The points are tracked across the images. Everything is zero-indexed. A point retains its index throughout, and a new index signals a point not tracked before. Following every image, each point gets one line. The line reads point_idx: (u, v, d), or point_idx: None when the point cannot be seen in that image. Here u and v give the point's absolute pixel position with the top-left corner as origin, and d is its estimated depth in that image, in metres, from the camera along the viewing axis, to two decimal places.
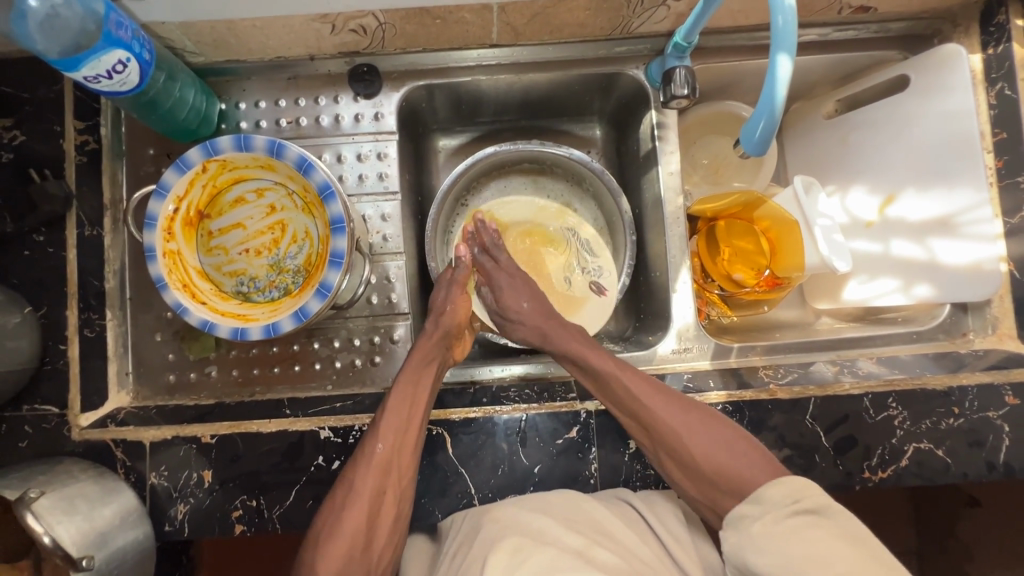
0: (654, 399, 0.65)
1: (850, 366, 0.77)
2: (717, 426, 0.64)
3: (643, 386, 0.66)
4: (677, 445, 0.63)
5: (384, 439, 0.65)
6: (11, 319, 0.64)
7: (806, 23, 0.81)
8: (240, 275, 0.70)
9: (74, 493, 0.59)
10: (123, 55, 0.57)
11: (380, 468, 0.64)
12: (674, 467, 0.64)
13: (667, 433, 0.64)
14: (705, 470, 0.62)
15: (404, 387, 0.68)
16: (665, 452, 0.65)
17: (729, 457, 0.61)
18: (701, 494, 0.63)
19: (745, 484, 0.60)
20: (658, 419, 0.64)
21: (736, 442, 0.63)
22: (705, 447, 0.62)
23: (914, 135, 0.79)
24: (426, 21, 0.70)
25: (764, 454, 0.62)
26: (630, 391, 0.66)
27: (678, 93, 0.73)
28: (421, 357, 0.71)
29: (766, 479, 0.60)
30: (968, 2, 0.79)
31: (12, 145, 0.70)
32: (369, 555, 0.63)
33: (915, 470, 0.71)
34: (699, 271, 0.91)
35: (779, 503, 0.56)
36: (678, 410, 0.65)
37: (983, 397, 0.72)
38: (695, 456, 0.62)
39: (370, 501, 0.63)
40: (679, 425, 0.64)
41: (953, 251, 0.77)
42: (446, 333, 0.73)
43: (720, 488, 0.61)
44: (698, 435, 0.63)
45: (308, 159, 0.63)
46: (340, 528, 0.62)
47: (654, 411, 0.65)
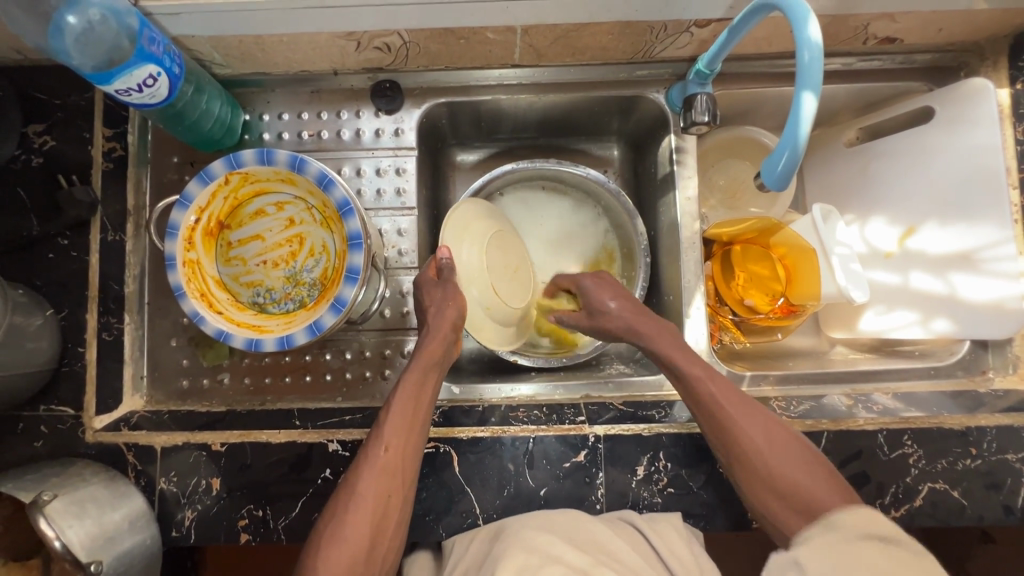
0: (736, 410, 0.64)
1: (866, 401, 0.75)
2: (795, 442, 0.63)
3: (725, 391, 0.65)
4: (753, 454, 0.62)
5: (388, 443, 0.64)
6: (33, 321, 0.65)
7: (829, 52, 0.80)
8: (257, 286, 0.71)
9: (85, 497, 0.60)
10: (154, 70, 0.58)
11: (384, 472, 0.63)
12: (742, 473, 0.62)
13: (735, 437, 0.63)
14: (779, 487, 0.60)
15: (411, 388, 0.68)
16: (740, 466, 0.63)
17: (810, 479, 0.60)
18: (768, 514, 0.61)
19: (819, 506, 0.58)
20: (733, 424, 0.63)
21: (816, 468, 0.61)
22: (782, 464, 0.61)
23: (938, 167, 0.78)
24: (450, 40, 0.71)
25: (833, 477, 0.61)
26: (713, 397, 0.65)
27: (698, 120, 0.73)
28: (428, 360, 0.70)
29: (839, 499, 0.58)
30: (996, 36, 0.78)
31: (42, 149, 0.72)
32: (372, 563, 0.61)
33: (930, 510, 0.69)
34: (712, 294, 0.91)
35: (851, 528, 0.51)
36: (759, 422, 0.64)
37: (1003, 438, 0.70)
38: (768, 465, 0.61)
39: (373, 506, 0.62)
40: (759, 438, 0.62)
41: (976, 287, 0.75)
42: (452, 327, 0.69)
43: (791, 505, 0.59)
44: (777, 454, 0.61)
45: (328, 175, 0.64)
46: (343, 535, 0.60)
47: (729, 412, 0.64)
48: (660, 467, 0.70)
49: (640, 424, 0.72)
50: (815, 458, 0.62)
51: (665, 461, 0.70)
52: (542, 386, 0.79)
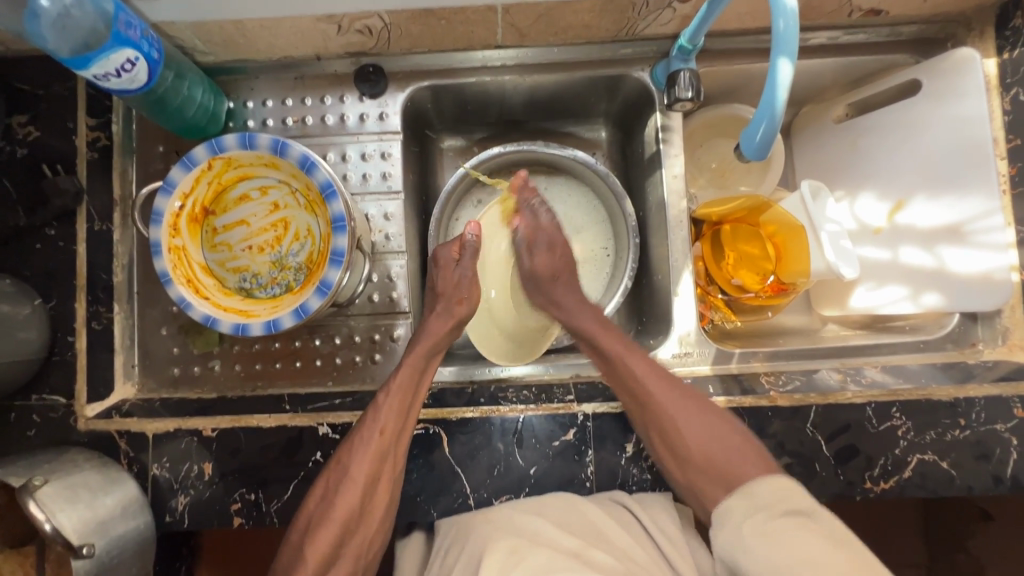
0: (654, 385, 0.68)
1: (856, 374, 0.75)
2: (715, 415, 0.67)
3: (648, 367, 0.69)
4: (669, 425, 0.66)
5: (383, 427, 0.65)
6: (22, 311, 0.66)
7: (815, 26, 0.80)
8: (243, 271, 0.71)
9: (77, 482, 0.60)
10: (132, 54, 0.58)
11: (378, 454, 0.64)
12: (669, 457, 0.66)
13: (659, 415, 0.67)
14: (697, 461, 0.65)
15: (408, 373, 0.69)
16: (656, 434, 0.67)
17: (733, 454, 0.64)
18: (692, 484, 0.66)
19: (734, 475, 0.63)
20: (652, 398, 0.67)
21: (732, 437, 0.65)
22: (700, 438, 0.65)
23: (926, 140, 0.77)
24: (431, 22, 0.70)
25: (753, 445, 0.65)
26: (634, 372, 0.69)
27: (682, 96, 0.72)
28: (428, 348, 0.71)
29: (756, 472, 0.62)
30: (982, 5, 0.77)
31: (27, 140, 0.72)
32: (362, 533, 0.64)
33: (919, 481, 0.69)
34: (702, 275, 0.90)
35: (767, 499, 0.58)
36: (679, 398, 0.68)
37: (991, 408, 0.70)
38: (687, 441, 0.65)
39: (367, 487, 0.64)
40: (677, 412, 0.67)
41: (963, 260, 0.75)
42: (459, 323, 0.74)
43: (713, 477, 0.64)
44: (699, 433, 0.66)
45: (310, 158, 0.64)
46: (332, 513, 0.63)
47: (651, 390, 0.68)
48: None
49: None
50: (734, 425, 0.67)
51: None
52: (534, 368, 0.79)
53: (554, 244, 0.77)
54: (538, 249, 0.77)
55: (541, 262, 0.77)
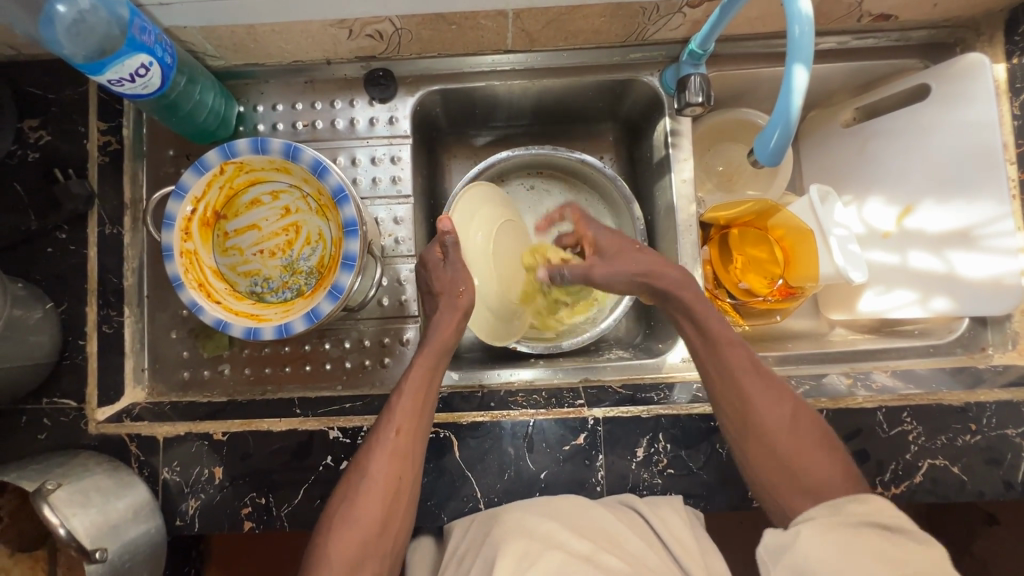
0: (754, 381, 0.62)
1: (865, 379, 0.75)
2: (813, 427, 0.61)
3: (748, 360, 0.64)
4: (760, 422, 0.61)
5: (398, 426, 0.64)
6: (33, 314, 0.66)
7: (824, 31, 0.80)
8: (254, 275, 0.71)
9: (89, 486, 0.60)
10: (146, 59, 0.58)
11: (396, 454, 0.63)
12: (750, 450, 0.61)
13: (746, 413, 0.62)
14: (788, 463, 0.59)
15: (422, 371, 0.67)
16: (741, 433, 0.62)
17: (820, 459, 0.58)
18: (774, 492, 0.59)
19: (823, 488, 0.56)
20: (748, 396, 0.62)
21: (831, 451, 0.59)
22: (796, 444, 0.59)
23: (935, 145, 0.77)
24: (442, 27, 0.70)
25: (844, 460, 0.59)
26: (732, 367, 0.64)
27: (692, 100, 0.72)
28: (439, 344, 0.69)
29: (847, 486, 0.56)
30: (992, 10, 0.78)
31: (38, 144, 0.72)
32: (384, 542, 0.61)
33: (929, 486, 0.69)
34: (712, 279, 0.89)
35: (851, 512, 0.50)
36: (779, 402, 0.62)
37: (1002, 413, 0.70)
38: (773, 440, 0.60)
39: (386, 489, 0.62)
40: (780, 415, 0.61)
41: (974, 265, 0.75)
42: (468, 311, 0.70)
43: (801, 486, 0.57)
44: (787, 433, 0.60)
45: (322, 163, 0.64)
46: (353, 516, 0.61)
47: (746, 384, 0.62)
48: (660, 449, 0.70)
49: (638, 406, 0.72)
50: (825, 434, 0.61)
51: (665, 442, 0.70)
52: (540, 371, 0.80)
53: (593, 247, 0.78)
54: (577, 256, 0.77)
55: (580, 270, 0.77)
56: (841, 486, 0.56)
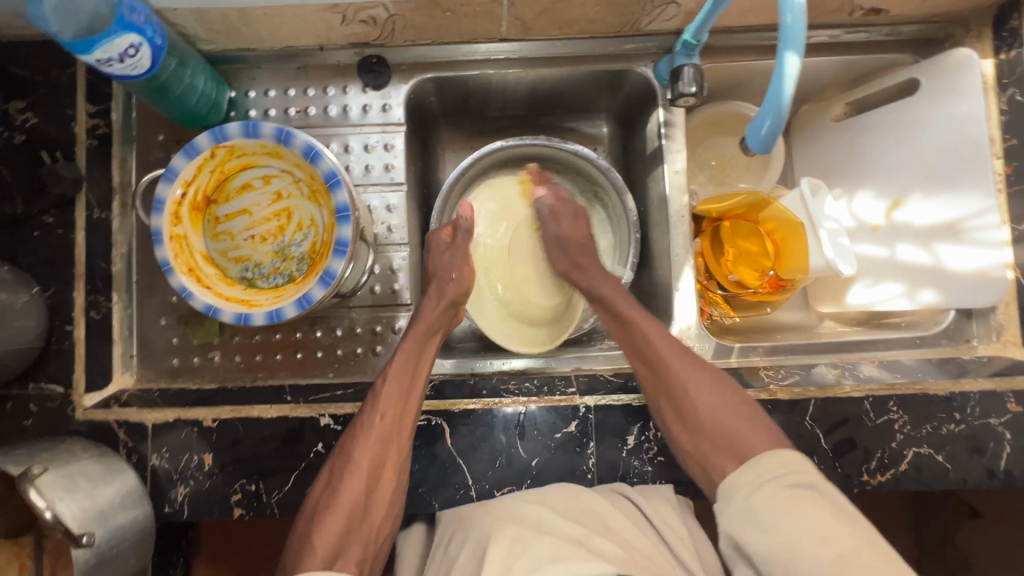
0: (670, 355, 0.69)
1: (852, 369, 0.76)
2: (722, 386, 0.68)
3: (662, 338, 0.71)
4: (683, 392, 0.67)
5: (383, 411, 0.66)
6: (19, 299, 0.65)
7: (816, 24, 0.80)
8: (245, 261, 0.70)
9: (77, 471, 0.59)
10: (136, 39, 0.58)
11: (380, 440, 0.65)
12: (675, 421, 0.67)
13: (671, 381, 0.68)
14: (707, 428, 0.65)
15: (405, 356, 0.69)
16: (669, 406, 0.68)
17: (739, 422, 0.65)
18: (699, 454, 0.65)
19: (745, 445, 0.63)
20: (667, 367, 0.69)
21: (741, 407, 0.66)
22: (711, 407, 0.66)
23: (924, 139, 0.78)
24: (436, 13, 0.70)
25: (769, 424, 0.65)
26: (647, 338, 0.70)
27: (686, 91, 0.73)
28: (423, 330, 0.72)
29: (768, 442, 0.63)
30: (980, 7, 0.79)
31: (24, 126, 0.71)
32: (366, 526, 0.64)
33: (914, 474, 0.70)
34: (703, 271, 0.90)
35: (774, 471, 0.59)
36: (691, 367, 0.68)
37: (985, 403, 0.71)
38: (697, 408, 0.66)
39: (368, 476, 0.64)
40: (692, 382, 0.68)
41: (960, 258, 0.76)
42: (450, 302, 0.75)
43: (723, 449, 0.64)
44: (709, 403, 0.66)
45: (315, 147, 0.63)
46: (338, 501, 0.63)
47: (665, 357, 0.69)
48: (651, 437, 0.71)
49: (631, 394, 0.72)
50: (744, 399, 0.67)
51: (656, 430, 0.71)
52: (533, 360, 0.79)
53: (579, 215, 0.82)
54: (564, 217, 0.82)
55: (564, 228, 0.81)
56: (765, 440, 0.63)
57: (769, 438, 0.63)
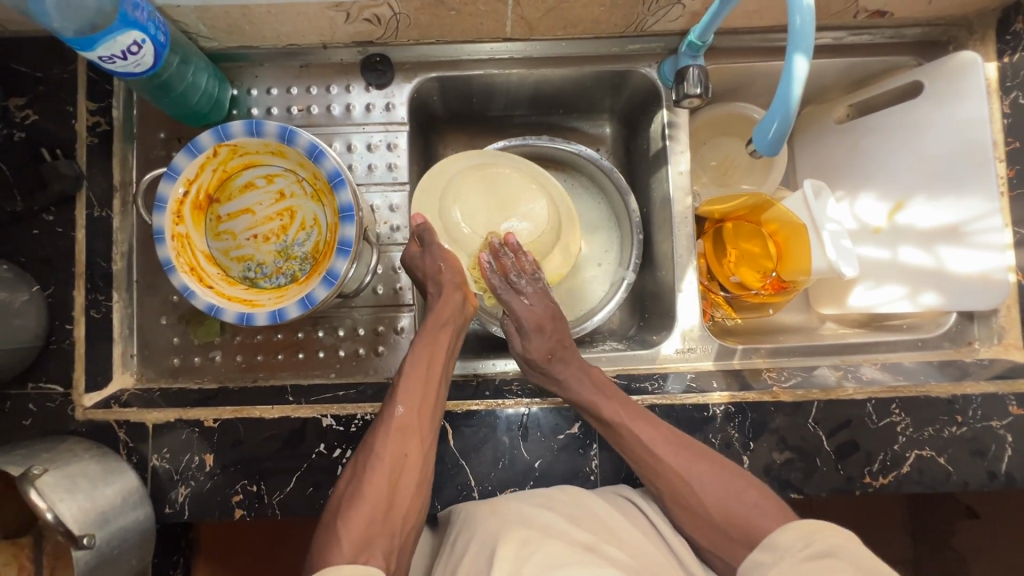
0: (666, 452, 0.65)
1: (854, 372, 0.77)
2: (721, 468, 0.65)
3: (655, 433, 0.66)
4: (684, 491, 0.64)
5: (404, 401, 0.65)
6: (19, 298, 0.64)
7: (820, 26, 0.80)
8: (247, 260, 0.70)
9: (77, 472, 0.59)
10: (139, 36, 0.57)
11: (400, 432, 0.64)
12: (682, 513, 0.65)
13: (671, 483, 0.65)
14: (716, 520, 0.63)
15: (421, 349, 0.69)
16: (673, 501, 0.66)
17: (744, 508, 0.62)
18: (708, 544, 0.64)
19: (755, 530, 0.61)
20: (664, 467, 0.65)
21: (745, 491, 0.64)
22: (717, 496, 0.63)
23: (927, 141, 0.78)
24: (441, 12, 0.70)
25: (769, 495, 0.64)
26: (641, 442, 0.66)
27: (691, 92, 0.72)
28: (437, 321, 0.71)
29: (774, 523, 0.61)
30: (984, 10, 0.79)
31: (24, 123, 0.70)
32: (392, 518, 0.61)
33: (916, 477, 0.71)
34: (706, 273, 0.91)
35: (789, 546, 0.58)
36: (689, 460, 0.65)
37: (988, 405, 0.72)
38: (702, 500, 0.64)
39: (391, 468, 0.62)
40: (691, 476, 0.64)
41: (962, 260, 0.76)
42: (454, 287, 0.72)
43: (731, 536, 0.63)
44: (713, 492, 0.64)
45: (319, 147, 0.63)
46: (363, 493, 0.61)
47: (661, 456, 0.65)
48: None
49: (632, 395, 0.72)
50: (745, 480, 0.65)
51: None
52: None
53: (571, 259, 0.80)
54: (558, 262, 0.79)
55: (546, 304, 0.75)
56: (774, 518, 0.61)
57: (778, 516, 0.62)
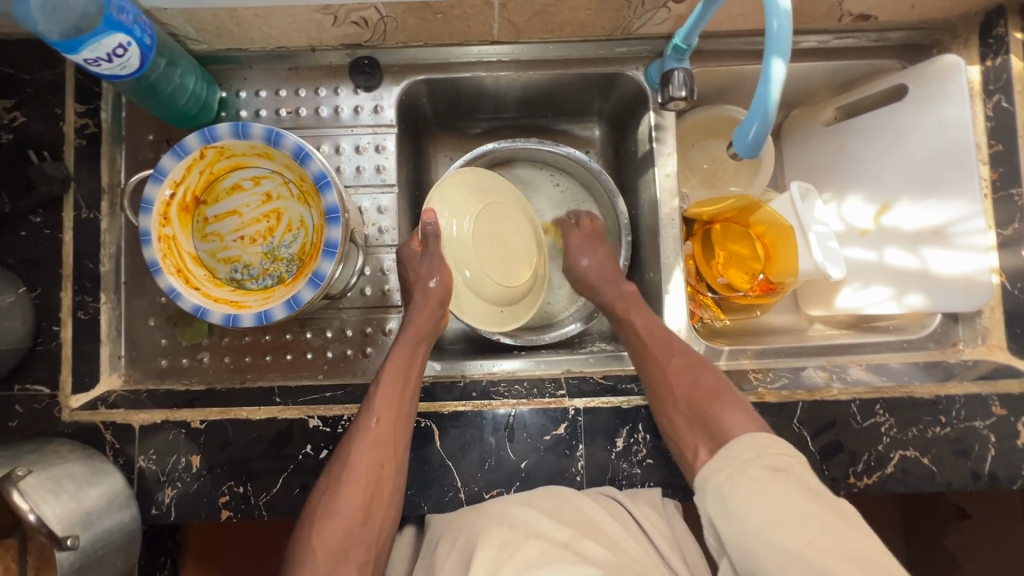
0: (654, 348, 0.70)
1: (840, 372, 0.77)
2: (708, 371, 0.67)
3: (648, 326, 0.73)
4: (660, 382, 0.68)
5: (379, 413, 0.65)
6: (4, 299, 0.64)
7: (805, 30, 0.81)
8: (234, 262, 0.70)
9: (61, 473, 0.59)
10: (124, 39, 0.57)
11: (377, 445, 0.63)
12: (662, 400, 0.67)
13: (653, 358, 0.70)
14: (684, 406, 0.64)
15: (399, 361, 0.69)
16: (651, 387, 0.68)
17: (717, 406, 0.62)
18: (677, 435, 0.64)
19: (721, 427, 0.60)
20: (650, 351, 0.71)
21: (722, 393, 0.64)
22: (690, 389, 0.65)
23: (912, 143, 0.79)
24: (427, 15, 0.70)
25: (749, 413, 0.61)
26: (637, 330, 0.73)
27: (676, 94, 0.73)
28: (417, 333, 0.71)
29: (744, 424, 0.60)
30: (967, 13, 0.79)
31: (12, 125, 0.70)
32: (369, 531, 0.62)
33: (901, 477, 0.71)
34: (694, 274, 0.91)
35: (741, 451, 0.57)
36: (676, 356, 0.69)
37: (971, 406, 0.72)
38: (673, 391, 0.66)
39: (368, 480, 0.62)
40: (672, 367, 0.68)
41: (946, 262, 0.77)
42: (439, 303, 0.73)
43: (698, 429, 0.62)
44: (688, 386, 0.66)
45: (304, 149, 0.63)
46: (337, 506, 0.61)
47: (650, 346, 0.71)
48: (639, 439, 0.71)
49: (620, 397, 0.72)
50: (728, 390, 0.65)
51: (644, 432, 0.71)
52: (524, 362, 0.80)
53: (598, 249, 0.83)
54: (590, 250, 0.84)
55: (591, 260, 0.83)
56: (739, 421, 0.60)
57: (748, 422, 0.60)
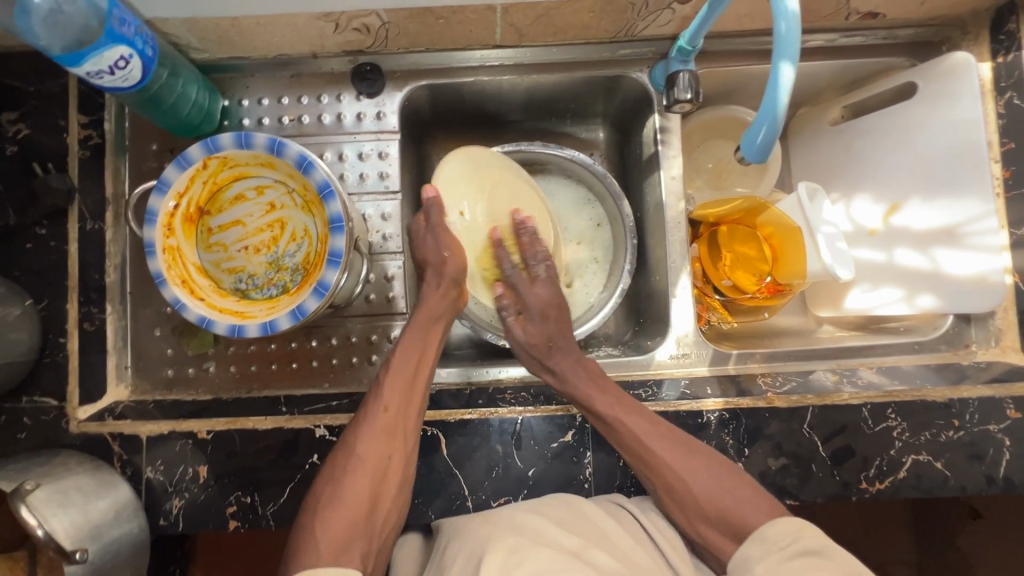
0: (657, 441, 0.66)
1: (851, 376, 0.76)
2: (711, 469, 0.65)
3: (645, 424, 0.67)
4: (676, 483, 0.65)
5: (387, 403, 0.66)
6: (12, 312, 0.64)
7: (812, 28, 0.80)
8: (239, 272, 0.70)
9: (70, 486, 0.59)
10: (126, 51, 0.57)
11: (384, 434, 0.64)
12: (676, 510, 0.66)
13: (662, 471, 0.66)
14: (707, 513, 0.64)
15: (409, 349, 0.69)
16: (665, 492, 0.66)
17: (737, 504, 0.63)
18: (704, 539, 0.65)
19: (745, 524, 0.62)
20: (653, 458, 0.66)
21: (738, 487, 0.64)
22: (708, 491, 0.64)
23: (922, 143, 0.78)
24: (429, 21, 0.70)
25: (757, 490, 0.64)
26: (634, 433, 0.67)
27: (681, 97, 0.72)
28: (429, 318, 0.72)
29: (763, 518, 0.61)
30: (978, 9, 0.78)
31: (16, 138, 0.70)
32: (374, 520, 0.63)
33: (914, 482, 0.70)
34: (700, 276, 0.90)
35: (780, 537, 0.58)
36: (681, 454, 0.66)
37: (985, 409, 0.71)
38: (695, 498, 0.64)
39: (374, 469, 0.63)
40: (682, 470, 0.65)
41: (958, 262, 0.76)
42: (452, 282, 0.73)
43: (721, 530, 0.63)
44: (705, 489, 0.64)
45: (308, 158, 0.63)
46: (342, 498, 0.62)
47: (653, 448, 0.66)
48: None
49: None
50: (739, 477, 0.65)
51: None
52: (530, 369, 0.79)
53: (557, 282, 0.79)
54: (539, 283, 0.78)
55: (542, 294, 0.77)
56: (760, 514, 0.62)
57: (762, 508, 0.62)
